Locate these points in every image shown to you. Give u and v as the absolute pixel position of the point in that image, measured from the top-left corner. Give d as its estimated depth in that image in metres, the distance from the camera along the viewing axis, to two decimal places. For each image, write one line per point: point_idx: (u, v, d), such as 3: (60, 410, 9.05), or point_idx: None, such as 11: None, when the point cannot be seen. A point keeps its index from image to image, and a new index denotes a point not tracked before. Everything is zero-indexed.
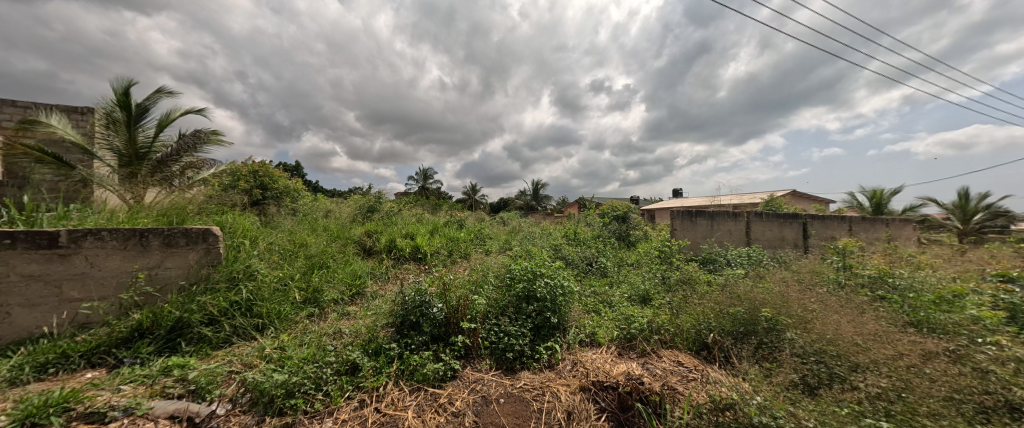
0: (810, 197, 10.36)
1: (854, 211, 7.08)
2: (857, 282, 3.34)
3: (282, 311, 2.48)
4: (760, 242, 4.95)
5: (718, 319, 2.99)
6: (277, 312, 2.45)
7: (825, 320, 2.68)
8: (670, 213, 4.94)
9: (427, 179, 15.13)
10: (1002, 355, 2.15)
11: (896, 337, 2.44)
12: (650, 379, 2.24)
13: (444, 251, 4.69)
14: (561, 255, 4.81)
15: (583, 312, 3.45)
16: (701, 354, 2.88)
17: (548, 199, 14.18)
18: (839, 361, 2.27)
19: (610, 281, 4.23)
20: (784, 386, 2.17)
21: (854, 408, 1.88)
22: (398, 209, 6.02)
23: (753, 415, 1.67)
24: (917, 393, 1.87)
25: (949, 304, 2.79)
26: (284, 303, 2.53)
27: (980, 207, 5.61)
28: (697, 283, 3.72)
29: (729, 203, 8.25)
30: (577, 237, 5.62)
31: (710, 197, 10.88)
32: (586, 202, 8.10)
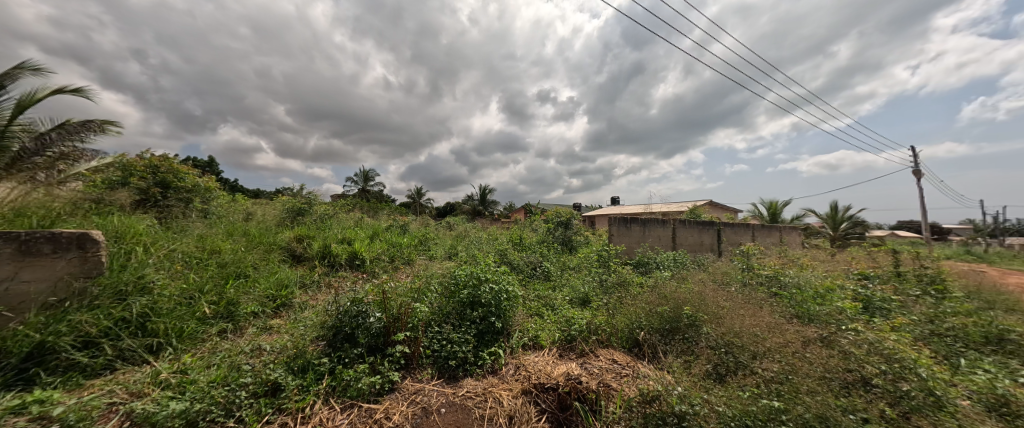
0: (723, 207, 11.84)
1: (757, 219, 8.23)
2: (758, 280, 3.88)
3: (186, 328, 2.16)
4: (684, 246, 5.52)
5: (648, 318, 3.26)
6: (178, 331, 2.12)
7: (733, 315, 3.07)
8: (608, 219, 5.29)
9: (369, 180, 14.32)
10: (857, 338, 2.66)
11: (786, 327, 2.88)
12: (588, 377, 2.35)
13: (385, 257, 4.47)
14: (507, 260, 4.86)
15: (527, 316, 3.52)
16: (633, 351, 3.10)
17: (496, 205, 14.23)
18: (743, 351, 2.61)
19: (553, 285, 4.38)
20: (701, 376, 2.42)
21: (756, 392, 2.16)
22: (334, 212, 5.61)
23: (674, 404, 1.84)
24: (800, 374, 2.21)
25: (823, 298, 3.37)
26: (189, 319, 2.20)
27: (844, 217, 6.83)
28: (631, 285, 4.01)
29: (659, 211, 9.07)
30: (523, 242, 5.74)
31: (644, 205, 11.86)
32: (532, 207, 8.30)
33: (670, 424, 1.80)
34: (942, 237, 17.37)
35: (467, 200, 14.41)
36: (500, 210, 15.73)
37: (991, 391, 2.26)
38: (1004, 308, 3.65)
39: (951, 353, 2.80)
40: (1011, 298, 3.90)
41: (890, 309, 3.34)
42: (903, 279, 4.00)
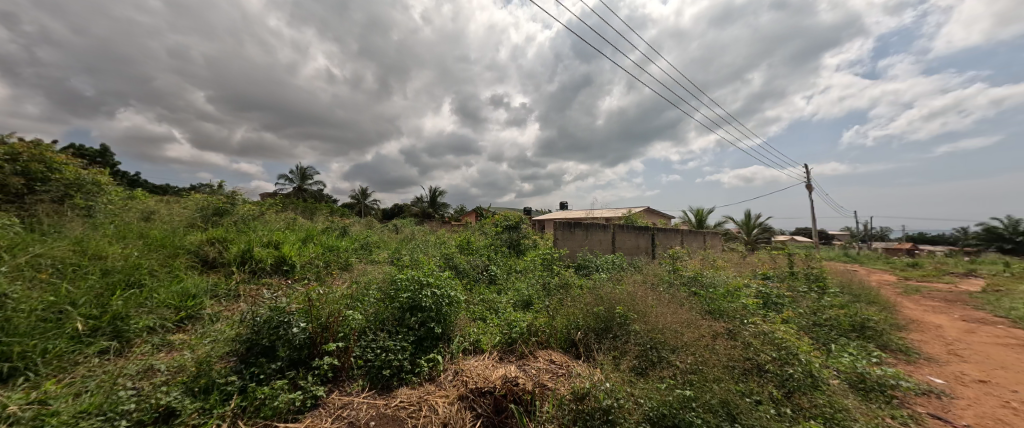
0: (659, 213, 12.91)
1: (686, 224, 9.10)
2: (681, 280, 4.26)
3: (53, 348, 1.88)
4: (623, 249, 5.89)
5: (585, 318, 3.40)
6: (43, 351, 1.84)
7: (658, 312, 3.33)
8: (554, 223, 5.50)
9: (307, 178, 13.26)
10: (756, 330, 3.04)
11: (702, 323, 3.20)
12: (526, 379, 2.38)
13: (319, 261, 4.16)
14: (453, 264, 4.79)
15: (470, 320, 3.48)
16: (570, 350, 3.21)
17: (446, 207, 14.01)
18: (665, 346, 2.83)
19: (498, 289, 4.40)
20: (628, 372, 2.58)
21: (674, 384, 2.35)
22: (261, 212, 5.10)
23: (602, 399, 1.93)
24: (708, 365, 2.46)
25: (732, 295, 3.81)
26: (58, 338, 1.93)
27: (756, 224, 7.89)
28: (571, 287, 4.18)
29: (603, 216, 9.62)
30: (471, 246, 5.70)
31: (589, 210, 12.49)
32: (482, 210, 8.31)
33: (598, 419, 1.88)
34: (829, 242, 20.78)
35: (416, 201, 13.95)
36: (450, 212, 15.45)
37: (851, 369, 2.73)
38: (866, 301, 4.43)
39: (827, 340, 3.32)
40: (872, 292, 4.75)
41: (783, 304, 3.88)
42: (795, 277, 4.68)
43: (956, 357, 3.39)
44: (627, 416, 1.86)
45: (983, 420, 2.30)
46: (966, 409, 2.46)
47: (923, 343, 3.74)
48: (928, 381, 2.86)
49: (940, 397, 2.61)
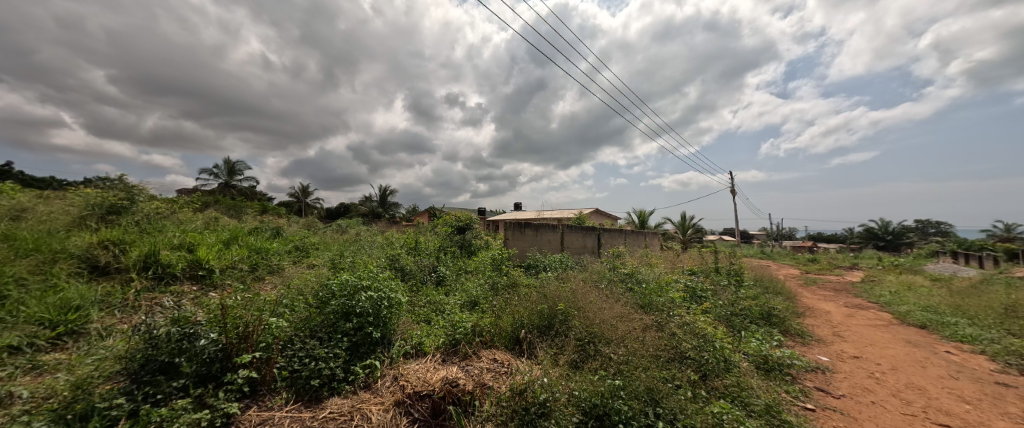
0: (606, 214, 13.65)
1: (630, 225, 9.71)
2: (621, 277, 4.54)
3: None
4: (571, 249, 6.12)
5: (529, 316, 3.39)
6: None
7: (596, 307, 3.47)
8: (504, 224, 5.59)
9: (235, 173, 12.00)
10: (681, 321, 3.31)
11: (634, 316, 3.41)
12: (468, 379, 2.18)
13: (244, 265, 3.79)
14: (398, 266, 4.62)
15: (413, 323, 3.32)
16: (513, 349, 3.17)
17: (397, 207, 13.53)
18: (600, 340, 2.95)
19: (446, 289, 4.34)
20: (566, 366, 2.64)
21: (606, 375, 2.47)
22: (175, 211, 4.52)
23: (539, 394, 1.83)
24: (636, 355, 2.63)
25: (662, 290, 4.13)
26: None
27: (690, 225, 8.65)
28: (519, 287, 4.22)
29: (554, 217, 9.91)
30: (420, 247, 5.55)
31: (542, 211, 12.80)
32: (435, 210, 8.15)
33: (534, 415, 1.77)
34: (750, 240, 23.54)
35: (364, 201, 13.28)
36: (401, 212, 14.94)
37: (758, 353, 3.07)
38: (774, 292, 5.06)
39: (740, 327, 3.73)
40: (778, 284, 5.44)
41: (705, 297, 4.30)
42: (718, 273, 5.20)
43: (839, 338, 4.00)
44: (562, 409, 1.78)
45: (854, 388, 2.71)
46: (842, 381, 2.88)
47: (816, 327, 4.36)
48: (816, 360, 3.33)
49: (824, 372, 3.04)
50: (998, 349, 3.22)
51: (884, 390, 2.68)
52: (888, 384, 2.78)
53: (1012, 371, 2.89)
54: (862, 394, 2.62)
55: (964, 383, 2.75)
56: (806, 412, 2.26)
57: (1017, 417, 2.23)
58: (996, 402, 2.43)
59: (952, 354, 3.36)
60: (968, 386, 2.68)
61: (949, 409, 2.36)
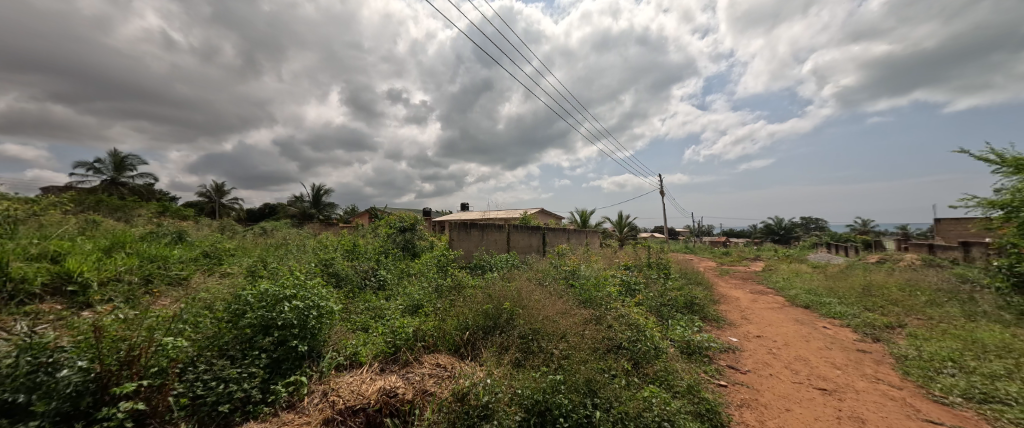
0: (552, 214, 14.17)
1: (573, 224, 10.22)
2: (564, 274, 4.73)
3: None
4: (517, 249, 6.23)
5: (474, 317, 3.17)
6: None
7: (540, 303, 3.44)
8: (449, 225, 5.49)
9: (125, 168, 10.14)
10: (617, 314, 3.53)
11: (575, 311, 3.50)
12: (409, 386, 1.85)
13: (134, 276, 3.16)
14: (331, 271, 4.26)
15: (348, 333, 3.04)
16: (457, 352, 2.88)
17: (332, 208, 12.59)
18: (542, 337, 2.86)
19: (387, 295, 4.11)
20: (509, 365, 2.52)
21: (548, 371, 2.46)
22: (33, 214, 3.65)
23: (482, 395, 1.71)
24: (576, 349, 2.67)
25: (600, 285, 4.40)
26: None
27: (625, 223, 9.36)
28: (464, 288, 4.15)
29: (502, 217, 10.02)
30: (358, 250, 5.18)
31: (490, 211, 12.89)
32: (376, 211, 7.73)
33: (476, 418, 1.66)
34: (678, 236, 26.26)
35: (294, 201, 12.08)
36: (338, 214, 13.93)
37: (682, 338, 3.40)
38: (694, 283, 5.69)
39: (667, 316, 4.12)
40: (698, 276, 6.12)
41: (638, 289, 4.68)
42: (649, 267, 5.69)
43: (745, 320, 4.62)
44: (505, 409, 1.68)
45: (757, 364, 3.14)
46: (748, 358, 3.32)
47: (728, 312, 4.99)
48: (728, 341, 3.80)
49: (734, 351, 3.47)
50: (857, 321, 3.97)
51: (779, 363, 3.15)
52: (781, 358, 3.28)
53: (867, 339, 3.59)
54: (763, 368, 3.03)
55: (836, 352, 3.33)
56: (720, 388, 2.56)
57: (871, 376, 2.71)
58: (857, 365, 2.95)
59: (827, 328, 4.08)
60: (838, 355, 3.25)
61: (825, 374, 2.82)
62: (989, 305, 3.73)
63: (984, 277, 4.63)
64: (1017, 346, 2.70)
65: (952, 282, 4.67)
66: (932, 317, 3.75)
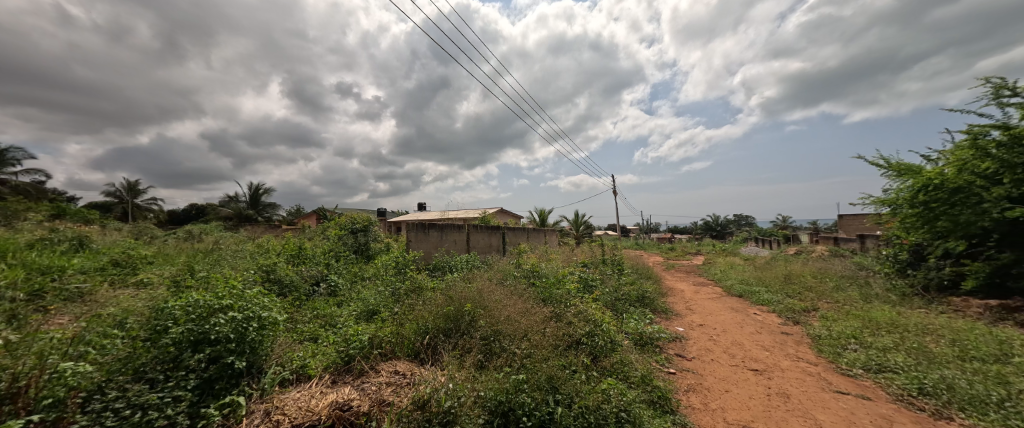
0: (512, 214, 14.37)
1: (533, 223, 10.45)
2: (525, 274, 4.82)
3: None
4: (477, 249, 6.23)
5: (434, 320, 3.10)
6: None
7: (502, 303, 3.46)
8: (406, 225, 5.33)
9: (4, 161, 8.47)
10: (576, 310, 3.68)
11: (536, 309, 3.58)
12: (364, 397, 1.80)
13: (18, 291, 2.62)
14: (273, 278, 3.91)
15: (294, 344, 2.81)
16: (416, 358, 2.80)
17: (272, 208, 11.67)
18: (505, 337, 2.86)
19: (339, 301, 3.88)
20: (472, 367, 2.49)
21: (511, 371, 2.45)
22: None
23: (443, 401, 1.70)
24: (537, 346, 2.73)
25: (560, 282, 4.56)
26: None
27: (582, 222, 9.78)
28: (423, 291, 4.05)
29: (463, 217, 9.94)
30: (305, 253, 4.81)
31: (450, 211, 12.72)
32: (326, 212, 7.25)
33: (437, 425, 1.64)
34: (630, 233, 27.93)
35: (227, 201, 10.91)
36: (282, 216, 12.87)
37: (635, 331, 3.63)
38: (644, 277, 6.12)
39: (621, 310, 4.39)
40: (648, 270, 6.60)
41: (594, 285, 4.94)
42: (605, 264, 6.01)
43: (690, 311, 5.07)
44: (468, 413, 1.69)
45: (700, 351, 3.47)
46: (692, 345, 3.65)
47: (674, 304, 5.44)
48: (676, 330, 4.14)
49: (681, 340, 3.80)
50: (781, 307, 4.56)
51: (719, 348, 3.50)
52: (720, 343, 3.66)
53: (789, 322, 4.13)
54: (705, 354, 3.36)
55: (765, 335, 3.79)
56: (669, 376, 2.80)
57: (793, 355, 3.12)
58: (781, 346, 3.38)
59: (757, 314, 4.62)
60: (767, 338, 3.70)
61: (757, 356, 3.20)
62: (880, 287, 4.46)
63: (874, 264, 5.53)
64: (899, 321, 3.24)
65: (850, 269, 5.53)
66: (837, 300, 4.39)
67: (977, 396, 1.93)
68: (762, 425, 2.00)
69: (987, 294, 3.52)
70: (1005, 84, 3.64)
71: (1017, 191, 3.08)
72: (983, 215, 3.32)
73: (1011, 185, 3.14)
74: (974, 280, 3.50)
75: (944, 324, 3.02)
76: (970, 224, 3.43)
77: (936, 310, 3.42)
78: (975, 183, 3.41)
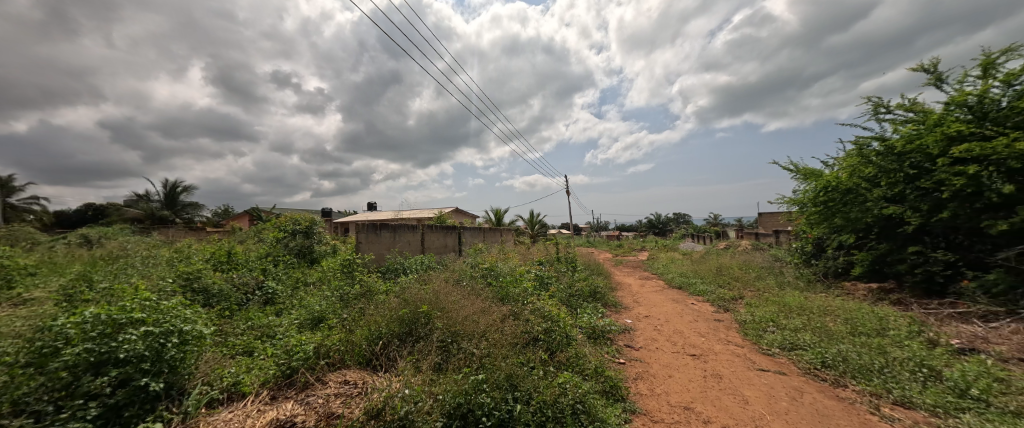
0: (467, 214, 14.33)
1: (489, 223, 10.54)
2: (482, 273, 4.87)
3: None
4: (432, 249, 6.13)
5: (388, 325, 3.01)
6: None
7: (460, 303, 3.46)
8: (356, 226, 5.08)
9: None
10: (533, 308, 3.82)
11: (494, 309, 3.63)
12: (309, 412, 1.74)
13: None
14: (196, 287, 3.47)
15: (224, 359, 2.53)
16: (368, 365, 2.70)
17: (194, 209, 10.30)
18: (463, 337, 2.88)
19: (278, 310, 3.57)
20: (429, 371, 2.47)
21: (470, 371, 2.48)
22: None
23: (398, 408, 1.68)
24: (493, 343, 2.79)
25: (517, 280, 4.70)
26: None
27: (536, 221, 10.11)
28: (375, 294, 3.90)
29: (417, 217, 9.70)
30: (237, 258, 4.34)
31: (403, 212, 12.30)
32: (260, 213, 6.59)
33: None
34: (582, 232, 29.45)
35: (134, 201, 9.41)
36: (205, 217, 11.41)
37: (589, 325, 3.87)
38: (595, 273, 6.53)
39: (575, 305, 4.65)
40: (599, 266, 7.04)
41: (550, 282, 5.17)
42: (559, 261, 6.30)
43: (636, 303, 5.52)
44: (425, 418, 1.70)
45: (646, 340, 3.82)
46: (640, 336, 3.99)
47: (623, 297, 5.88)
48: (625, 323, 4.48)
49: (629, 331, 4.12)
50: (714, 297, 5.17)
51: (662, 337, 3.88)
52: (663, 333, 4.04)
53: (721, 310, 4.71)
54: (651, 343, 3.70)
55: (701, 323, 4.27)
56: (618, 365, 3.04)
57: (724, 340, 3.57)
58: (714, 332, 3.85)
59: (695, 304, 5.19)
60: (703, 325, 4.17)
61: (695, 342, 3.60)
62: (791, 275, 5.25)
63: (785, 255, 6.49)
64: (807, 305, 3.85)
65: (766, 260, 6.44)
66: (759, 288, 5.09)
67: (865, 365, 2.39)
68: (700, 405, 2.27)
69: (870, 278, 4.34)
70: (882, 103, 4.54)
71: (891, 192, 3.90)
72: (868, 212, 4.11)
73: (886, 188, 3.94)
74: (862, 266, 4.25)
75: (840, 306, 3.63)
76: (858, 221, 4.20)
77: (835, 292, 4.12)
78: (861, 186, 4.23)
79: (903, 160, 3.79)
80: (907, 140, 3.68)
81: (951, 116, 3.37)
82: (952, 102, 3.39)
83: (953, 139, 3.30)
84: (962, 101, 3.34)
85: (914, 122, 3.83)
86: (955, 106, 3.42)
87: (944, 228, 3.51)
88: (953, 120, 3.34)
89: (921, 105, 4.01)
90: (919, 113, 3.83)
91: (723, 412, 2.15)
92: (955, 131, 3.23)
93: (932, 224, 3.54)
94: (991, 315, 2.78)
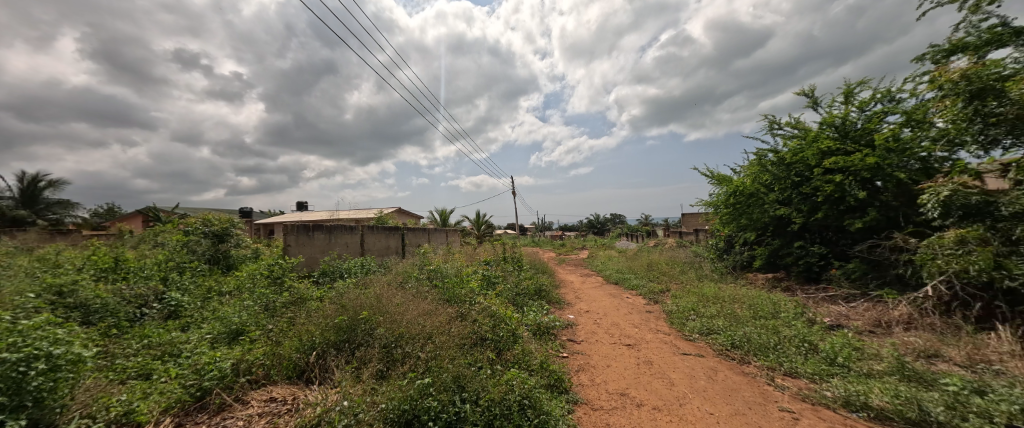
0: (410, 214, 13.86)
1: (435, 224, 10.36)
2: (427, 274, 4.84)
3: None
4: (372, 252, 5.86)
5: (322, 333, 2.84)
6: None
7: (404, 307, 3.40)
8: (284, 227, 4.65)
9: None
10: (480, 308, 3.91)
11: (440, 310, 3.64)
12: None
13: None
14: (70, 303, 2.88)
15: (112, 385, 2.16)
16: (299, 379, 2.56)
17: (60, 207, 8.35)
18: (408, 341, 2.86)
19: (183, 324, 3.12)
20: (370, 379, 2.43)
21: (416, 375, 2.50)
22: None
23: (337, 421, 1.68)
24: (438, 346, 2.83)
25: (464, 281, 4.77)
26: None
27: (483, 222, 10.22)
28: (307, 302, 3.65)
29: (356, 217, 9.13)
30: (126, 266, 3.69)
31: (338, 212, 11.47)
32: (157, 213, 5.63)
33: None
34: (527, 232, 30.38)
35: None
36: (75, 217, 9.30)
37: (534, 322, 4.10)
38: (540, 271, 6.87)
39: (521, 303, 4.87)
40: (543, 265, 7.41)
41: (496, 281, 5.32)
42: (506, 261, 6.50)
43: (577, 299, 5.95)
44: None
45: (586, 334, 4.16)
46: (580, 330, 4.34)
47: (566, 294, 6.29)
48: (567, 318, 4.81)
49: (571, 326, 4.45)
50: (646, 290, 5.82)
51: (600, 330, 4.27)
52: (600, 326, 4.44)
53: (651, 302, 5.33)
54: (591, 337, 4.06)
55: (635, 315, 4.80)
56: (559, 359, 3.30)
57: (654, 329, 4.08)
58: (646, 323, 4.38)
59: (629, 298, 5.79)
60: (637, 317, 4.70)
61: (629, 333, 4.05)
62: (708, 269, 6.14)
63: (701, 252, 7.55)
64: (720, 295, 4.58)
65: (686, 256, 7.42)
66: (682, 281, 5.87)
67: (763, 342, 2.98)
68: (633, 390, 2.60)
69: (767, 269, 5.32)
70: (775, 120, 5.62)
71: (782, 196, 4.85)
72: (765, 213, 5.04)
73: (778, 192, 4.90)
74: (761, 259, 5.18)
75: (744, 294, 4.41)
76: (759, 220, 5.12)
77: (741, 282, 4.96)
78: (760, 190, 5.14)
79: (790, 169, 4.74)
80: (793, 153, 4.60)
81: (823, 134, 4.33)
82: (824, 123, 4.36)
83: (825, 153, 4.26)
84: (831, 122, 4.32)
85: (798, 137, 4.83)
86: (827, 126, 4.40)
87: (820, 227, 4.52)
88: (825, 137, 4.28)
89: (802, 123, 5.07)
90: (802, 130, 4.85)
91: (650, 394, 2.49)
92: (827, 147, 4.18)
93: (811, 222, 4.53)
94: (851, 296, 3.65)
